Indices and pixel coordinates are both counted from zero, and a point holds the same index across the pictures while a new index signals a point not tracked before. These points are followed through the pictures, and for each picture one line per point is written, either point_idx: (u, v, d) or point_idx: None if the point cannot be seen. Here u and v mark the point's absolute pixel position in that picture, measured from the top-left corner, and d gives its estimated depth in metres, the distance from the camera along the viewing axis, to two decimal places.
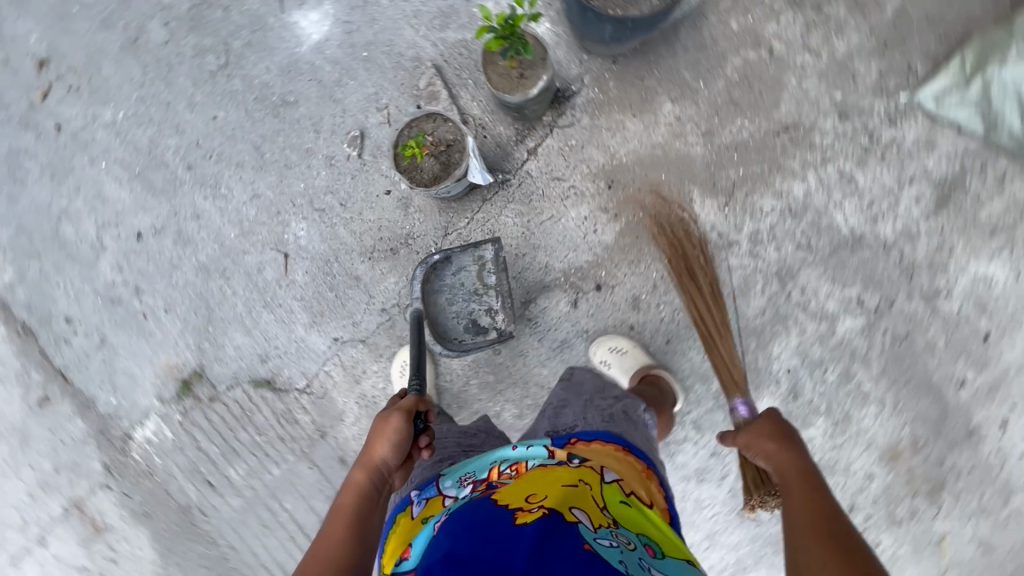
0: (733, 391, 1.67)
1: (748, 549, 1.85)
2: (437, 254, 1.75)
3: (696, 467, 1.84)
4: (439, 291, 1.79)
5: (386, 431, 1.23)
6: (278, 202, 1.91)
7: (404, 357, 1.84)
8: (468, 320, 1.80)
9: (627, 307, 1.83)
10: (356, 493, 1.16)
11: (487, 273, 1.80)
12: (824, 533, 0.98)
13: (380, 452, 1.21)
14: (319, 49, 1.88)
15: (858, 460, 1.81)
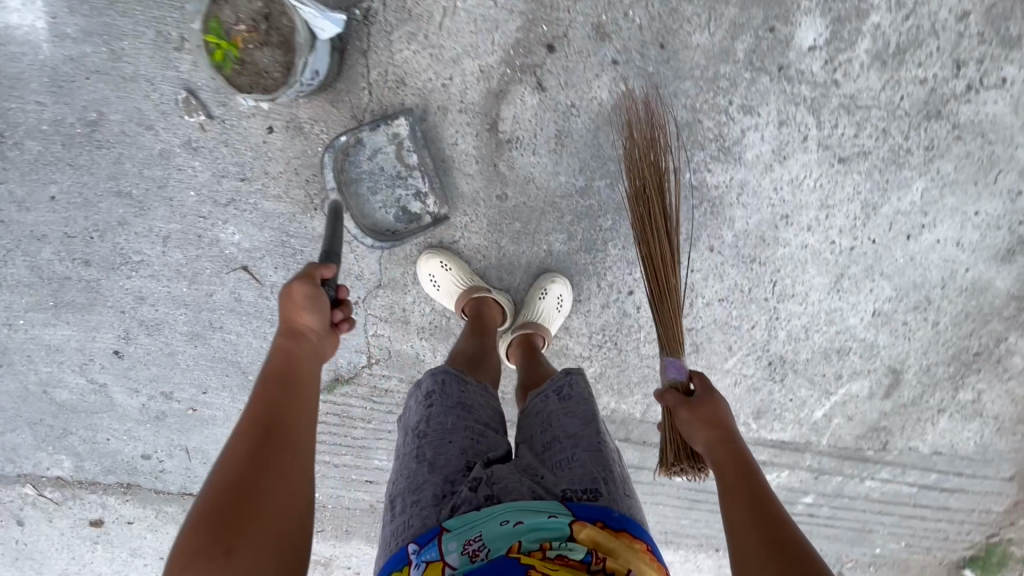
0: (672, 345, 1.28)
1: (869, 185, 1.65)
2: (343, 136, 1.48)
3: (773, 149, 1.58)
4: (358, 183, 1.55)
5: (298, 299, 1.00)
6: (189, 226, 1.59)
7: (432, 271, 1.59)
8: (395, 208, 1.58)
9: (595, 43, 1.45)
10: (279, 368, 0.94)
11: (408, 149, 1.53)
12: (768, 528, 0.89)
13: (297, 321, 0.99)
14: (59, 35, 1.39)
15: (939, 9, 1.48)
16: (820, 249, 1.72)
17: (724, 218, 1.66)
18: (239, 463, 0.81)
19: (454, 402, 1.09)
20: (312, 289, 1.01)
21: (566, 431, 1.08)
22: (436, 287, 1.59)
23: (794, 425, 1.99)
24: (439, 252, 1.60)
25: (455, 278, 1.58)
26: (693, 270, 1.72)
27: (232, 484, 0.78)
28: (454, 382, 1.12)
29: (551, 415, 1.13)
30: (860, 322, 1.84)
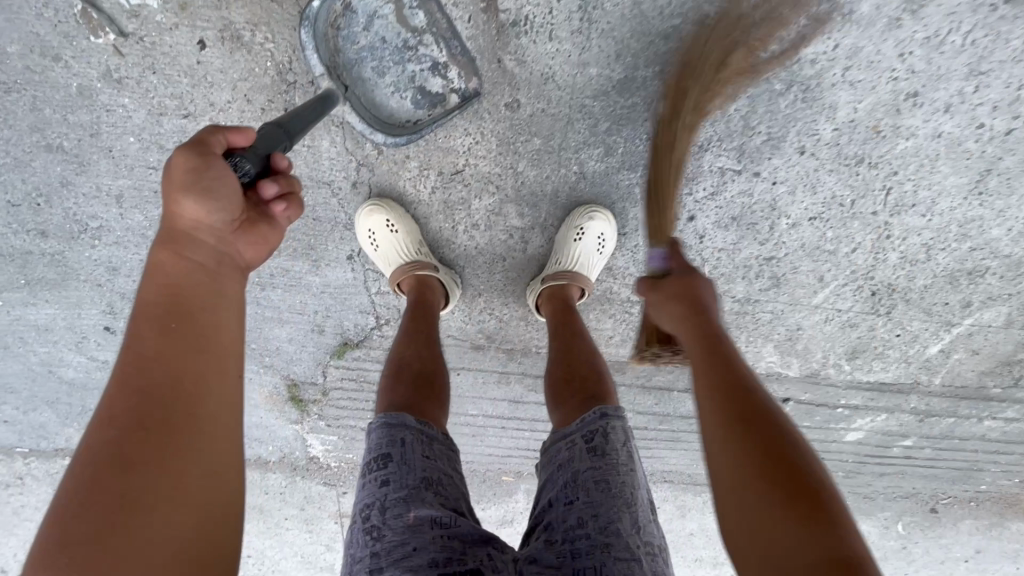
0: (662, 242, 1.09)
1: None
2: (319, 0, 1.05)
3: None
4: (355, 63, 1.15)
5: (182, 178, 0.72)
6: (140, 180, 1.32)
7: (372, 226, 1.28)
8: (413, 90, 1.18)
9: None
10: (172, 279, 0.72)
11: (407, 7, 1.11)
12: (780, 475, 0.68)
13: (188, 211, 0.73)
14: None
15: None
16: (961, 138, 1.24)
17: (823, 105, 1.20)
18: (125, 408, 0.62)
19: (417, 481, 0.96)
20: (199, 162, 0.73)
21: (595, 512, 0.91)
22: (397, 238, 1.29)
23: (899, 364, 1.62)
24: (382, 202, 1.29)
25: (401, 238, 1.29)
26: (775, 182, 1.30)
27: (117, 439, 0.60)
28: (414, 454, 0.99)
29: (579, 478, 0.96)
30: (1006, 234, 1.37)
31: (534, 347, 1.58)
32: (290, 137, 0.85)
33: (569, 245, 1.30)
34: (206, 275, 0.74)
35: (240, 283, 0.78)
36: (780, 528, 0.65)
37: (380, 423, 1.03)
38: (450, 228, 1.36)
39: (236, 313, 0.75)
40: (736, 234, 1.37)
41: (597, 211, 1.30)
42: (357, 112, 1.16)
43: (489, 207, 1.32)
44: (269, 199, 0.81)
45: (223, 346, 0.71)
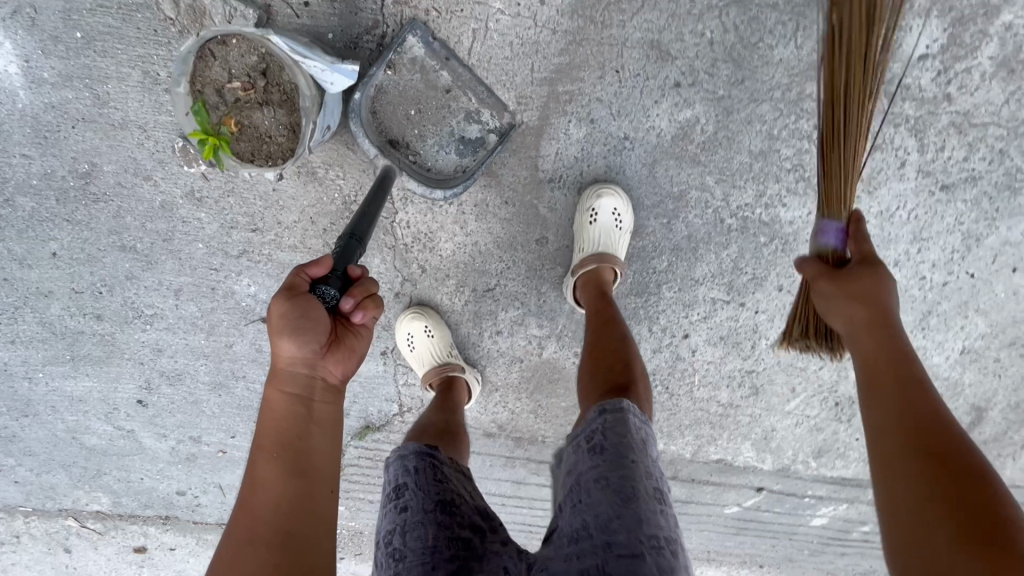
0: (836, 208, 1.01)
1: (974, 214, 1.40)
2: (359, 90, 1.13)
3: (861, 178, 1.34)
4: (398, 132, 1.24)
5: (278, 322, 0.91)
6: (200, 278, 1.46)
7: (411, 330, 1.45)
8: (455, 143, 1.25)
9: (653, 66, 1.19)
10: (279, 408, 0.92)
11: (432, 69, 1.20)
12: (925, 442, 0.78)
13: (285, 349, 0.92)
14: (31, 82, 1.20)
15: None
16: (906, 285, 1.50)
17: (798, 255, 1.45)
18: (258, 517, 0.83)
19: (433, 502, 0.96)
20: (289, 306, 0.91)
21: (596, 511, 0.88)
22: (430, 338, 1.44)
23: (858, 462, 1.84)
24: (421, 309, 1.46)
25: (436, 342, 1.45)
26: (757, 310, 1.53)
27: (255, 543, 0.80)
28: (425, 482, 0.99)
29: (581, 480, 0.94)
30: (943, 361, 1.63)
31: (540, 435, 1.74)
32: (357, 247, 1.00)
33: (585, 229, 1.31)
34: (301, 402, 0.93)
35: (331, 400, 0.96)
36: (908, 481, 0.75)
37: (394, 456, 1.05)
38: (476, 333, 1.53)
39: (329, 427, 0.94)
40: (722, 351, 1.59)
41: (608, 185, 1.30)
42: (416, 177, 1.22)
43: (513, 318, 1.50)
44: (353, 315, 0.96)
45: (323, 453, 0.91)
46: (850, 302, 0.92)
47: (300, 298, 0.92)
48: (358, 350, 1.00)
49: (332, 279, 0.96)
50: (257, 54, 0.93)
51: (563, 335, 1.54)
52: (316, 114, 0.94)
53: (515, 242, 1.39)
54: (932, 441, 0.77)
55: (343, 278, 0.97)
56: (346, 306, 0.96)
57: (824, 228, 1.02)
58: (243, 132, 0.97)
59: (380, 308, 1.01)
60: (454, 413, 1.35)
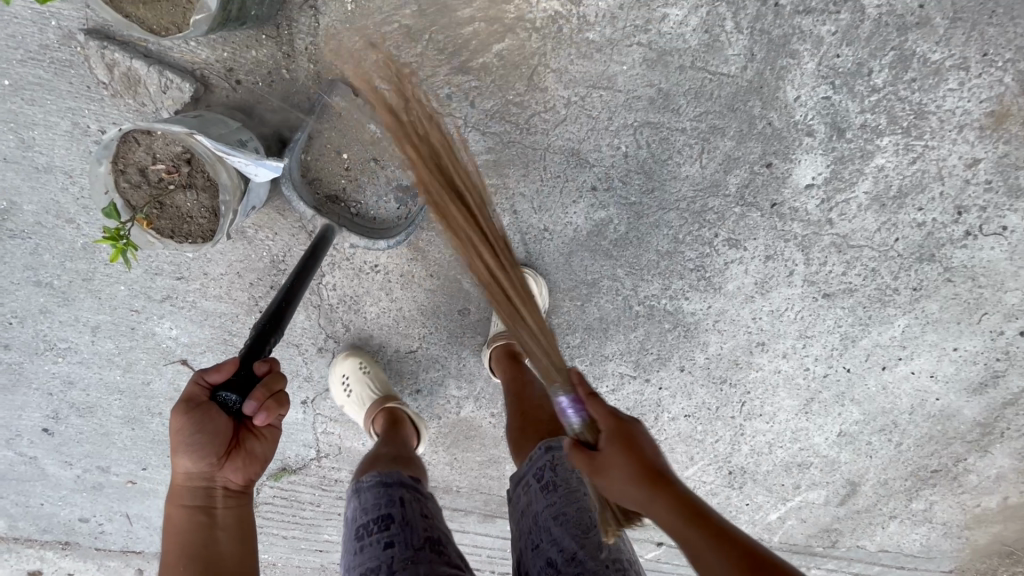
0: (553, 360, 0.93)
1: (850, 318, 1.57)
2: (287, 151, 1.13)
3: (755, 281, 1.49)
4: (338, 186, 1.24)
5: (174, 439, 0.89)
6: (120, 318, 1.45)
7: (343, 373, 1.43)
8: (393, 193, 1.26)
9: (572, 171, 1.30)
10: (178, 522, 0.92)
11: (361, 124, 1.20)
12: (717, 543, 0.71)
13: (182, 466, 0.91)
14: None
15: (952, 155, 1.36)
16: (793, 375, 1.66)
17: (699, 341, 1.58)
18: None
19: (419, 536, 0.98)
20: (186, 422, 0.88)
21: (561, 548, 1.00)
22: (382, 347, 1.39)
23: (748, 525, 1.99)
24: (354, 351, 1.45)
25: (368, 378, 1.44)
26: (661, 387, 1.65)
27: None
28: (409, 515, 1.01)
29: (540, 517, 1.05)
30: (823, 441, 1.81)
31: (454, 488, 1.79)
32: (265, 343, 0.93)
33: None
34: (203, 512, 0.93)
35: (234, 505, 0.97)
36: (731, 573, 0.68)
37: (371, 485, 1.05)
38: (397, 391, 1.58)
39: (239, 529, 0.95)
40: (629, 420, 1.71)
41: (525, 270, 1.39)
42: (356, 231, 1.22)
43: (433, 379, 1.57)
44: (257, 419, 0.89)
45: (237, 554, 0.93)
46: (625, 458, 0.81)
47: (199, 410, 0.89)
48: (262, 451, 0.98)
49: (231, 386, 0.90)
50: (182, 145, 0.99)
51: (480, 398, 1.62)
52: (237, 205, 1.00)
53: (438, 311, 1.46)
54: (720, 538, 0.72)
55: (244, 377, 0.89)
56: (248, 412, 0.90)
57: (564, 407, 0.87)
58: (164, 213, 1.01)
59: (286, 405, 0.94)
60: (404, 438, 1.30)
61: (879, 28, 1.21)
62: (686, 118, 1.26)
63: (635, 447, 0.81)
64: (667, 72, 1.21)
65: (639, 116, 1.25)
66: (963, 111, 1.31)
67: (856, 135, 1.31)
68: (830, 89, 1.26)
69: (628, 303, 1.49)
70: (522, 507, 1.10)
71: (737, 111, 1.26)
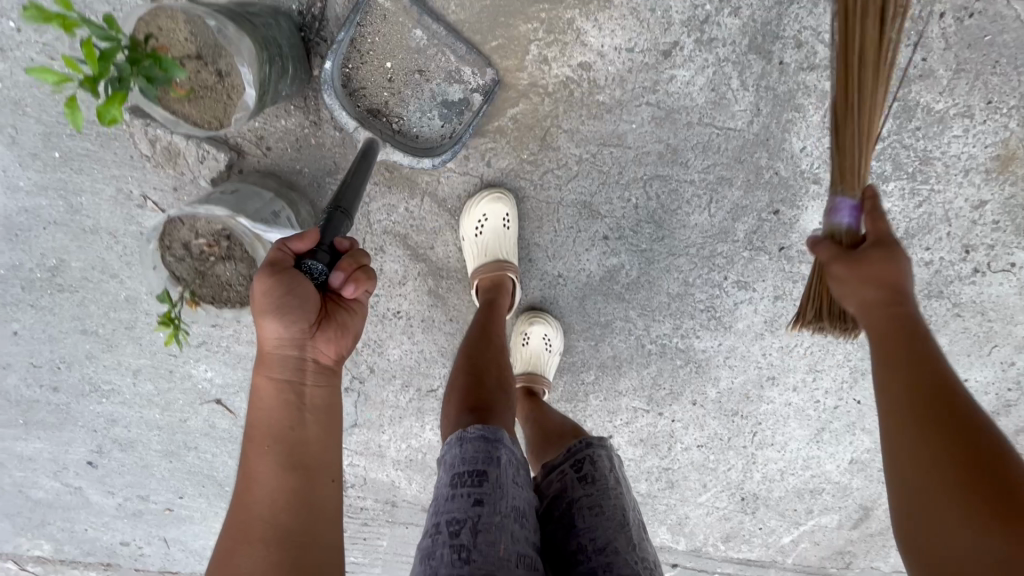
0: (850, 182, 0.92)
1: (859, 352, 1.61)
2: (329, 57, 1.08)
3: (765, 319, 1.53)
4: (379, 99, 1.20)
5: (260, 302, 0.82)
6: (160, 361, 1.54)
7: (486, 214, 1.27)
8: (437, 108, 1.21)
9: (585, 221, 1.35)
10: (266, 395, 0.84)
11: (407, 33, 1.16)
12: (967, 455, 0.67)
13: (269, 332, 0.83)
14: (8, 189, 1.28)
15: (957, 197, 1.39)
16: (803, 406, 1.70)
17: (710, 376, 1.63)
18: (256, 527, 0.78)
19: (509, 512, 0.86)
20: (273, 288, 0.81)
21: (593, 538, 0.97)
22: (478, 237, 1.28)
23: (762, 547, 2.03)
24: (502, 194, 1.28)
25: (504, 233, 1.29)
26: (673, 419, 1.70)
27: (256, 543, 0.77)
28: (508, 479, 0.90)
29: (573, 507, 1.02)
30: (835, 467, 1.85)
31: None
32: (335, 223, 0.89)
33: (518, 345, 1.47)
34: (292, 388, 0.85)
35: (325, 383, 0.88)
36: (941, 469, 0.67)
37: (475, 434, 0.94)
38: (419, 426, 1.65)
39: (326, 424, 0.87)
40: (643, 450, 1.76)
41: (541, 313, 1.47)
42: (400, 148, 1.18)
43: None
44: (346, 290, 0.87)
45: (322, 453, 0.85)
46: (876, 293, 0.81)
47: (285, 273, 0.82)
48: (354, 326, 0.91)
49: (318, 253, 0.85)
50: (220, 224, 1.06)
51: None
52: None
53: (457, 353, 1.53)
54: (958, 449, 0.67)
55: (330, 249, 0.86)
56: (338, 283, 0.86)
57: (839, 208, 0.91)
58: (208, 284, 1.10)
59: (373, 281, 0.90)
60: (500, 339, 1.24)
61: None
62: (694, 170, 1.31)
63: (902, 299, 0.81)
64: (675, 129, 1.25)
65: (649, 170, 1.30)
66: (968, 156, 1.34)
67: None
68: None
69: (641, 342, 1.54)
70: (551, 494, 1.07)
71: (745, 162, 1.31)
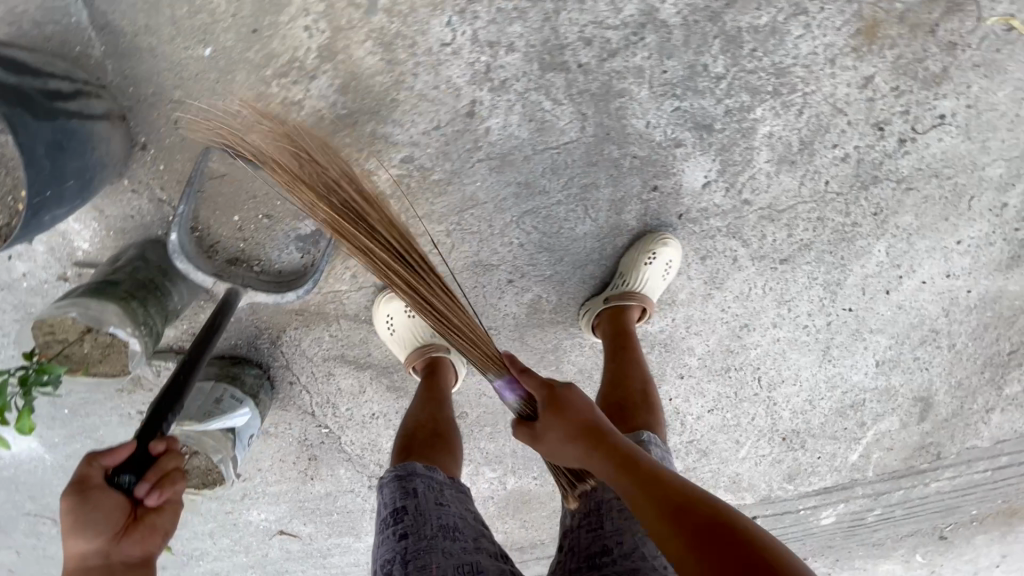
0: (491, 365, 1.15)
1: (823, 267, 1.52)
2: (174, 230, 1.13)
3: (704, 281, 1.50)
4: (239, 250, 1.29)
5: (65, 522, 0.91)
6: (224, 519, 1.82)
7: (390, 312, 1.37)
8: (293, 242, 1.30)
9: (485, 277, 1.42)
10: None
11: (244, 185, 1.25)
12: (679, 524, 0.82)
13: (74, 545, 0.92)
14: (49, 446, 1.57)
15: (839, 87, 1.29)
16: (794, 336, 1.64)
17: (683, 349, 1.62)
18: None
19: (435, 527, 1.08)
20: (78, 501, 0.91)
21: (617, 537, 1.15)
22: (393, 334, 1.39)
23: (832, 472, 1.98)
24: None
25: (414, 321, 1.39)
26: (670, 397, 1.72)
27: None
28: (426, 503, 1.12)
29: (605, 507, 1.19)
30: (864, 376, 1.75)
31: (538, 542, 1.97)
32: (149, 429, 1.02)
33: (639, 268, 1.37)
34: None
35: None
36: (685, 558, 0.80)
37: (390, 478, 1.17)
38: None
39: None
40: None
41: (670, 239, 1.37)
42: (264, 287, 1.25)
43: (470, 472, 1.77)
44: (150, 498, 0.96)
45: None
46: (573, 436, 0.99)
47: (86, 494, 0.92)
48: (167, 524, 0.99)
49: (128, 466, 0.96)
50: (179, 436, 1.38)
51: (518, 468, 1.79)
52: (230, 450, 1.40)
53: None
54: (680, 514, 0.83)
55: (141, 456, 0.98)
56: (141, 492, 0.95)
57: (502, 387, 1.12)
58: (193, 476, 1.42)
59: (182, 481, 1.01)
60: (438, 398, 1.39)
61: (691, 28, 1.19)
62: (555, 191, 1.33)
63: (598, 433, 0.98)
64: (517, 168, 1.29)
65: (514, 210, 1.34)
66: (825, 47, 1.24)
67: (726, 124, 1.29)
68: (676, 100, 1.25)
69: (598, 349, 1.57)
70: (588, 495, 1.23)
71: (598, 162, 1.31)
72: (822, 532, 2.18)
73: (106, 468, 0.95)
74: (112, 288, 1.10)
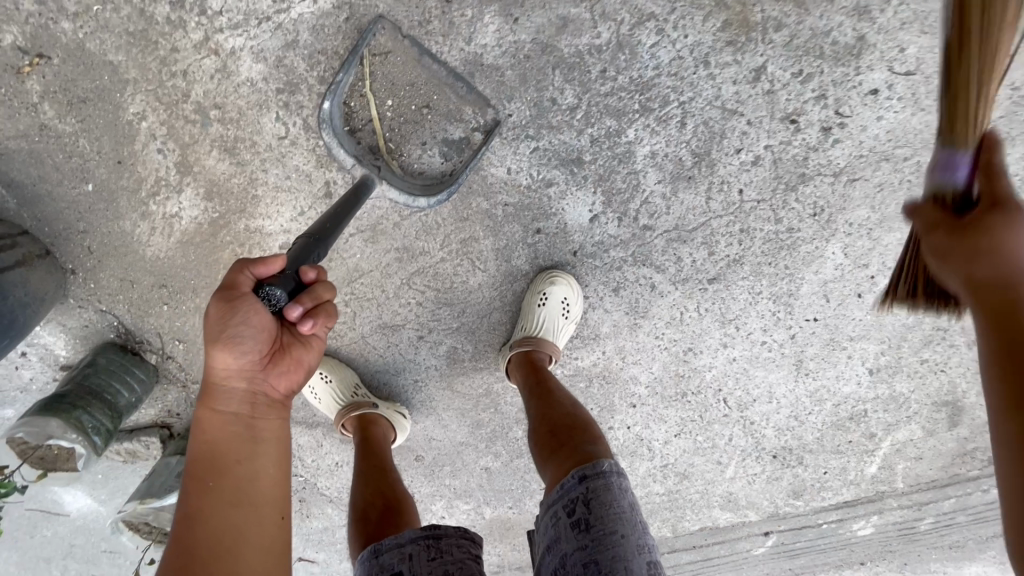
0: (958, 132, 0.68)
1: (766, 278, 1.32)
2: (329, 99, 1.03)
3: (625, 312, 1.38)
4: (378, 136, 1.14)
5: (212, 329, 0.78)
6: None
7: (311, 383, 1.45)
8: (438, 145, 1.16)
9: (394, 336, 1.44)
10: (215, 428, 0.80)
11: (407, 70, 1.12)
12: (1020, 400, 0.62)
13: (220, 363, 0.79)
14: (75, 525, 1.80)
15: (722, 86, 1.10)
16: (754, 354, 1.45)
17: (626, 379, 1.50)
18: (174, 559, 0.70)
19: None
20: (229, 310, 0.77)
21: None
22: (318, 403, 1.45)
23: (850, 487, 1.71)
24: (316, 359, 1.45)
25: (334, 387, 1.44)
26: (629, 427, 1.60)
27: None
28: (421, 566, 0.90)
29: (568, 560, 0.88)
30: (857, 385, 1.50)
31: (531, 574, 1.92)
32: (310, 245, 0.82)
33: (534, 309, 1.30)
34: (243, 422, 0.81)
35: (277, 417, 0.84)
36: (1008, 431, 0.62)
37: (392, 543, 0.95)
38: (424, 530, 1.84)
39: (268, 448, 0.82)
40: (625, 462, 1.67)
41: (561, 274, 1.30)
42: (397, 184, 1.12)
43: (444, 506, 1.77)
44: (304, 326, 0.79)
45: (260, 459, 0.81)
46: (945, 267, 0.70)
47: (235, 301, 0.77)
48: (310, 363, 0.86)
49: (279, 279, 0.78)
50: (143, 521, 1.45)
51: (486, 506, 1.77)
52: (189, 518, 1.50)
53: (400, 469, 1.71)
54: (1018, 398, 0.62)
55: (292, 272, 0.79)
56: (295, 315, 0.79)
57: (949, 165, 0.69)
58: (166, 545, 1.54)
59: (332, 317, 0.84)
60: (378, 461, 1.32)
61: (526, 65, 1.10)
62: (436, 250, 1.30)
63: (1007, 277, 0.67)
64: (391, 234, 1.29)
65: (401, 274, 1.34)
66: (691, 49, 1.08)
67: (597, 153, 1.17)
68: (532, 140, 1.16)
69: None
70: (551, 545, 0.92)
71: (470, 216, 1.26)
72: (869, 551, 1.82)
73: (258, 281, 0.80)
74: (57, 402, 1.29)
